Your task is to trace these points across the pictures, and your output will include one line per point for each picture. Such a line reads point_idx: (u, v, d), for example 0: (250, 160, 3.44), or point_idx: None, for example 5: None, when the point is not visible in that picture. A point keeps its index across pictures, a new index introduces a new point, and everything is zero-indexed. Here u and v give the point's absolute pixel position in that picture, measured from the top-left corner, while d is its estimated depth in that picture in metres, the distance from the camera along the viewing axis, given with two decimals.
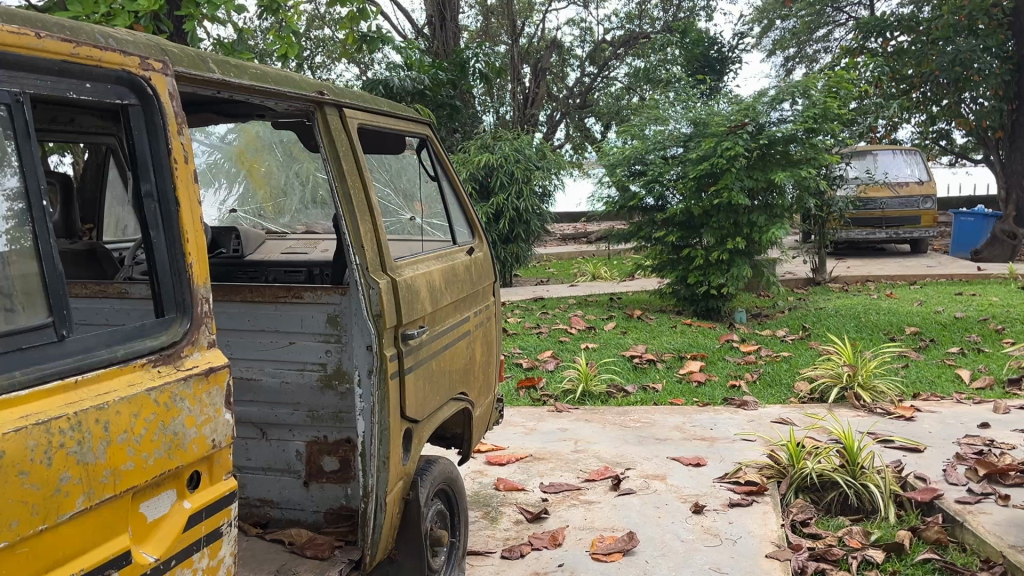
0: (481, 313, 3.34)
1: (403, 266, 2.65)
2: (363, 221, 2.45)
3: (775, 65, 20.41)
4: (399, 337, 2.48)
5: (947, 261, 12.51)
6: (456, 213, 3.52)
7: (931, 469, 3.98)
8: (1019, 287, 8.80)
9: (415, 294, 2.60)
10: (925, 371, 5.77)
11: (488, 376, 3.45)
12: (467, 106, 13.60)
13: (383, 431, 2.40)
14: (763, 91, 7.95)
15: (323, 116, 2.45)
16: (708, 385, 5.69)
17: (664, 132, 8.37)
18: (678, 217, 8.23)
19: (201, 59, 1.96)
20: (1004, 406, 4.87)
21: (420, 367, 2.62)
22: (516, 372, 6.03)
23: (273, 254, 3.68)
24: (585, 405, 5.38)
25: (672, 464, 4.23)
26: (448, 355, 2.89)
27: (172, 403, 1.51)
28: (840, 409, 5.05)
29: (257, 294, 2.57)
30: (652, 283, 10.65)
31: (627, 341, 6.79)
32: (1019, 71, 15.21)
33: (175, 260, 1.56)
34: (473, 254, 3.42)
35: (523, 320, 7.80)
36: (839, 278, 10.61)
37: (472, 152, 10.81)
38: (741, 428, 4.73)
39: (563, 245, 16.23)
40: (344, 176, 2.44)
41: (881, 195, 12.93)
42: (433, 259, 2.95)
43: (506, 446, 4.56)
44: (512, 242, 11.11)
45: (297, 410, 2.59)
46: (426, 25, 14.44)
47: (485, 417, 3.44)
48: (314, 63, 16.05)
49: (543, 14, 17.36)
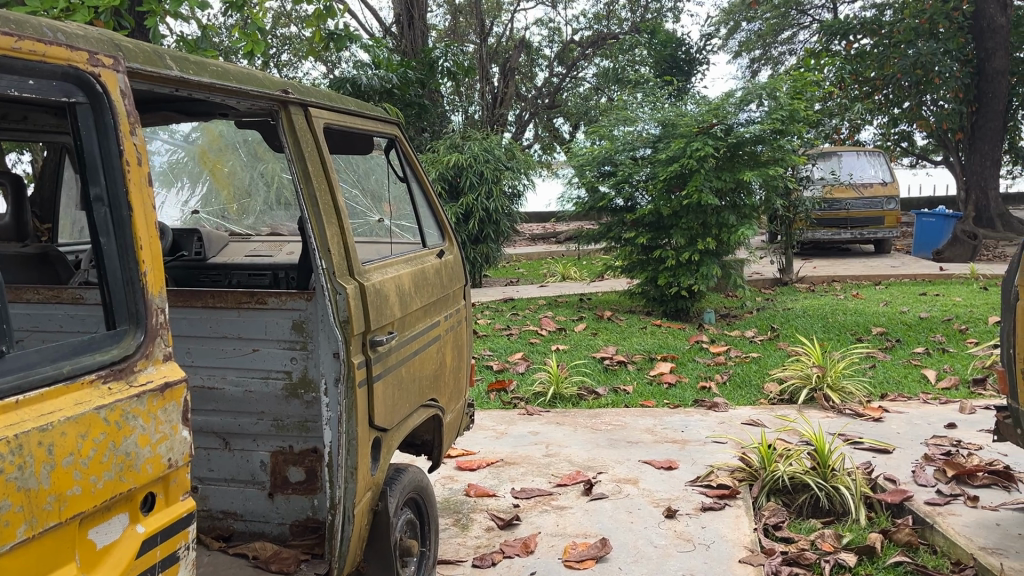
0: (452, 316, 3.28)
1: (372, 270, 2.58)
2: (330, 224, 2.38)
3: (742, 66, 20.58)
4: (368, 344, 2.41)
5: (911, 261, 12.68)
6: (426, 215, 3.45)
7: (900, 470, 4.00)
8: (981, 287, 8.94)
9: (383, 299, 2.53)
10: (892, 371, 5.82)
11: (459, 381, 3.38)
12: (435, 105, 13.53)
13: (350, 442, 2.33)
14: (730, 92, 7.97)
15: (287, 115, 2.37)
16: (679, 387, 5.68)
17: (634, 132, 8.35)
18: (648, 218, 8.23)
19: (157, 55, 1.87)
20: (969, 406, 4.92)
21: (389, 374, 2.55)
22: (486, 374, 5.97)
23: (237, 257, 3.58)
24: (556, 408, 5.34)
25: (644, 467, 4.20)
26: (418, 360, 2.82)
27: (124, 421, 1.43)
28: (810, 410, 5.06)
29: (218, 299, 2.48)
30: (621, 283, 10.65)
31: (598, 342, 6.76)
32: (978, 74, 15.51)
33: (128, 270, 1.48)
34: (444, 257, 3.35)
35: (493, 321, 7.75)
36: (805, 278, 10.70)
37: (441, 152, 10.74)
38: (713, 430, 4.73)
39: (531, 245, 16.20)
40: (309, 177, 2.36)
41: (846, 195, 13.09)
42: (402, 263, 2.88)
43: (476, 451, 4.50)
44: (481, 242, 11.06)
45: (262, 420, 2.51)
46: (393, 24, 14.33)
47: (456, 423, 3.38)
48: (280, 62, 15.86)
49: (511, 14, 17.35)
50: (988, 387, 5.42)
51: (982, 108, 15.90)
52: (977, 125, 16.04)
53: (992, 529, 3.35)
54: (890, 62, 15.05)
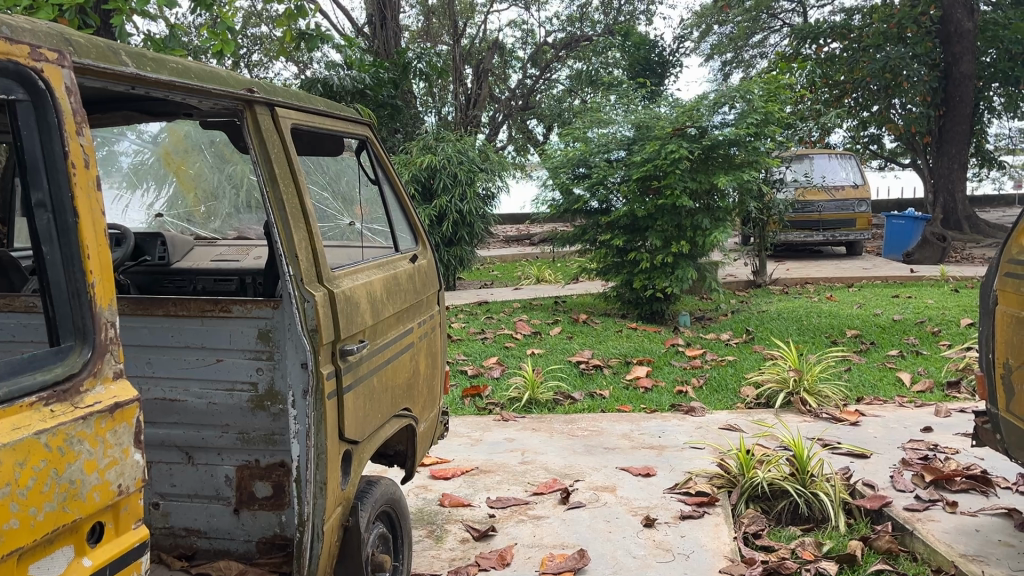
0: (425, 323, 3.19)
1: (342, 276, 2.49)
2: (297, 229, 2.28)
3: (714, 69, 20.68)
4: (338, 353, 2.32)
5: (881, 263, 12.79)
6: (399, 219, 3.36)
7: (878, 475, 3.97)
8: (952, 289, 9.01)
9: (354, 306, 2.44)
10: (868, 374, 5.81)
11: (433, 389, 3.29)
12: (409, 106, 13.43)
13: (319, 455, 2.24)
14: (703, 94, 7.95)
15: (252, 115, 2.27)
16: (655, 392, 5.63)
17: (609, 134, 8.30)
18: (623, 221, 8.19)
19: (111, 50, 1.77)
20: (945, 409, 4.92)
21: (360, 384, 2.46)
22: (461, 379, 5.87)
23: (203, 261, 3.45)
24: (531, 414, 5.26)
25: (622, 474, 4.14)
26: (390, 369, 2.73)
27: (67, 447, 1.33)
28: (787, 415, 5.04)
29: (181, 307, 2.37)
30: (596, 286, 10.60)
31: (573, 346, 6.70)
32: (945, 78, 15.72)
33: (72, 281, 1.38)
34: (418, 261, 3.26)
35: (467, 325, 7.67)
36: (779, 280, 10.73)
37: (415, 153, 10.63)
38: (690, 436, 4.67)
39: (505, 247, 16.12)
40: (276, 180, 2.26)
41: (818, 198, 13.16)
42: (374, 268, 2.79)
43: (451, 459, 4.41)
44: (455, 245, 10.96)
45: (227, 433, 2.40)
46: (366, 25, 14.20)
47: (430, 433, 3.28)
48: (251, 62, 15.67)
49: (484, 15, 17.29)
50: (962, 389, 5.43)
51: (949, 112, 16.10)
52: (944, 129, 16.25)
53: (972, 535, 3.33)
54: (860, 66, 15.20)
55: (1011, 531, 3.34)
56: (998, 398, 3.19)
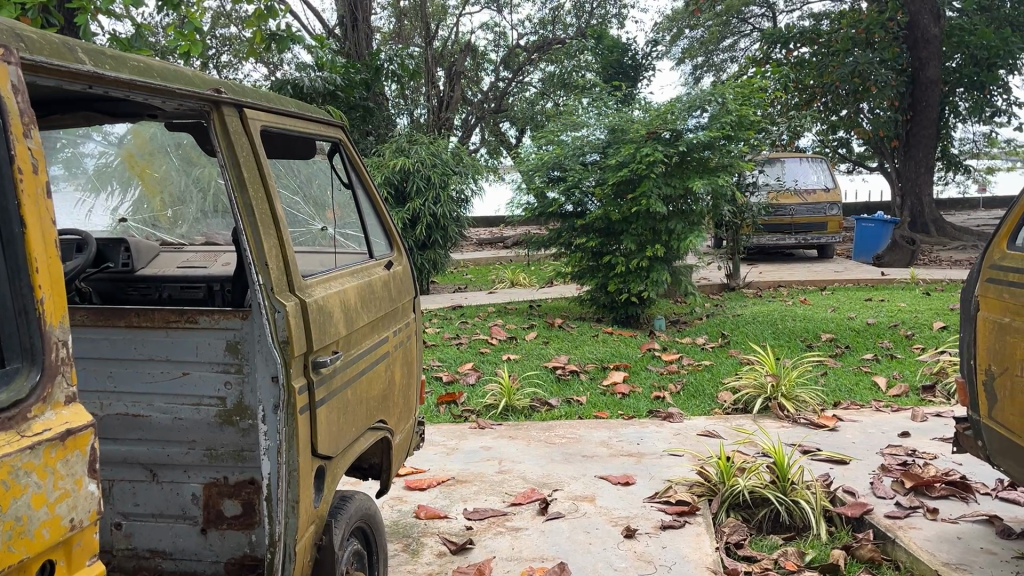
0: (401, 331, 3.09)
1: (314, 285, 2.39)
2: (267, 236, 2.18)
3: (685, 73, 20.78)
4: (310, 365, 2.22)
5: (853, 266, 12.90)
6: (373, 223, 3.27)
7: (858, 481, 3.95)
8: (923, 292, 9.08)
9: (327, 317, 2.34)
10: (844, 378, 5.80)
11: (409, 400, 3.20)
12: (381, 108, 13.31)
13: (292, 473, 2.14)
14: (676, 98, 7.92)
15: (220, 116, 2.15)
16: (632, 397, 5.57)
17: (584, 137, 8.25)
18: (598, 224, 8.14)
19: (67, 47, 1.67)
20: (921, 413, 4.92)
21: (333, 398, 2.36)
22: (435, 386, 5.77)
23: (169, 268, 3.32)
24: (507, 421, 5.18)
25: (601, 483, 4.07)
26: (365, 381, 2.63)
27: (13, 480, 1.23)
28: (765, 420, 5.01)
29: (144, 318, 2.26)
30: (571, 290, 10.56)
31: (549, 351, 6.63)
32: (913, 83, 15.93)
33: (19, 297, 1.27)
34: (393, 267, 3.17)
35: (441, 330, 7.56)
36: (752, 284, 10.76)
37: (388, 156, 10.53)
38: (669, 443, 4.62)
39: (479, 251, 16.03)
40: (245, 184, 2.16)
41: (791, 202, 13.24)
42: (348, 276, 2.69)
43: (426, 469, 4.31)
44: (428, 248, 10.85)
45: (194, 449, 2.29)
46: (337, 26, 14.07)
47: (406, 444, 3.19)
48: (220, 63, 15.46)
49: (456, 17, 17.22)
50: (937, 393, 5.44)
51: (916, 116, 16.31)
52: (912, 133, 16.46)
53: (954, 543, 3.30)
54: (830, 70, 15.35)
55: (992, 539, 3.33)
56: (980, 405, 3.17)
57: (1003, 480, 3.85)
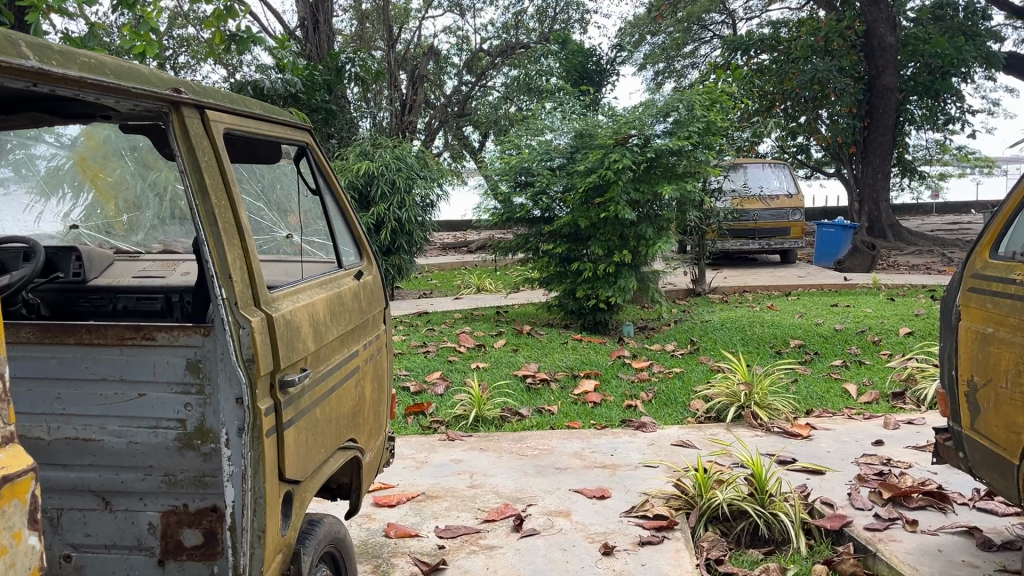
0: (371, 344, 2.96)
1: (281, 297, 2.25)
2: (231, 246, 2.02)
3: (647, 79, 20.87)
4: (277, 385, 2.08)
5: (816, 271, 13.01)
6: (342, 231, 3.13)
7: (835, 492, 3.90)
8: (887, 298, 9.15)
9: (295, 332, 2.20)
10: (815, 386, 5.78)
11: (380, 415, 3.06)
12: (343, 110, 13.13)
13: (258, 500, 2.00)
14: (642, 103, 7.88)
15: (180, 117, 1.98)
16: (604, 406, 5.48)
17: (550, 141, 8.15)
18: (566, 229, 8.05)
19: (9, 41, 1.52)
20: (893, 421, 4.92)
21: (301, 418, 2.22)
22: (403, 397, 5.62)
23: (124, 278, 3.14)
24: (478, 432, 5.06)
25: (575, 497, 3.96)
26: (335, 399, 2.49)
27: None
28: (738, 429, 4.95)
29: (96, 335, 2.08)
30: (538, 295, 10.45)
31: (519, 359, 6.52)
32: (870, 91, 16.17)
33: None
34: (363, 277, 3.03)
35: (408, 338, 7.42)
36: (718, 289, 10.77)
37: (351, 159, 10.36)
38: (644, 453, 4.54)
39: (443, 255, 15.89)
40: (207, 191, 2.00)
41: (754, 207, 13.32)
42: (316, 288, 2.55)
43: (396, 484, 4.17)
44: (393, 253, 10.68)
45: (150, 475, 2.12)
46: (298, 28, 13.84)
47: (377, 461, 3.05)
48: (178, 64, 15.14)
49: (419, 21, 17.09)
50: (907, 400, 5.44)
51: (873, 123, 16.56)
52: (870, 139, 16.68)
53: (935, 556, 3.26)
54: (790, 77, 15.50)
55: (973, 551, 3.29)
56: (961, 416, 3.14)
57: (979, 490, 3.83)
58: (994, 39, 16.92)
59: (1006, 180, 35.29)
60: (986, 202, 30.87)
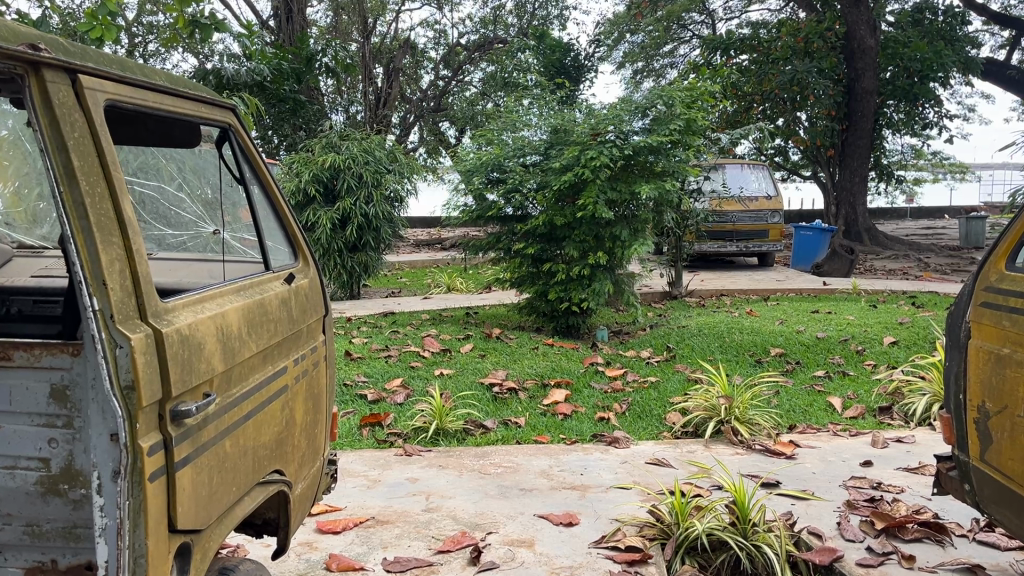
0: (305, 358, 2.56)
1: (179, 307, 1.85)
2: (106, 243, 1.63)
3: (625, 78, 20.58)
4: (168, 416, 1.69)
5: (793, 275, 12.76)
6: (271, 228, 2.73)
7: (824, 521, 3.57)
8: (869, 304, 8.89)
9: (195, 350, 1.80)
10: (797, 399, 5.44)
11: (315, 438, 2.68)
12: (313, 102, 12.76)
13: (138, 560, 1.62)
14: (620, 100, 7.52)
15: (40, 82, 1.58)
16: (574, 419, 5.12)
17: (525, 138, 7.75)
18: (540, 229, 7.66)
19: None
20: (882, 439, 4.61)
21: (202, 455, 1.83)
22: (359, 406, 5.23)
23: (22, 277, 2.77)
24: (438, 447, 4.67)
25: (540, 524, 3.60)
26: (251, 427, 2.10)
27: None
28: (717, 446, 4.62)
29: None
30: (509, 296, 10.10)
31: (486, 365, 6.14)
32: (849, 93, 15.99)
33: None
34: (296, 280, 2.63)
35: (370, 340, 7.02)
36: (694, 292, 10.47)
37: (317, 152, 9.95)
38: (616, 474, 4.18)
39: (414, 252, 15.48)
40: (76, 174, 1.60)
41: (733, 209, 13.05)
42: (231, 293, 2.15)
43: (344, 507, 3.78)
44: (359, 250, 10.25)
45: (9, 525, 1.72)
46: (271, 18, 13.39)
47: (309, 492, 2.66)
48: (146, 52, 14.68)
49: (395, 14, 16.72)
50: (895, 416, 5.15)
51: (851, 126, 16.38)
52: (847, 142, 16.48)
53: None
54: (769, 78, 15.31)
55: None
56: (968, 445, 2.81)
57: (979, 520, 3.53)
58: (972, 44, 16.85)
59: (978, 184, 35.61)
60: (959, 208, 31.02)
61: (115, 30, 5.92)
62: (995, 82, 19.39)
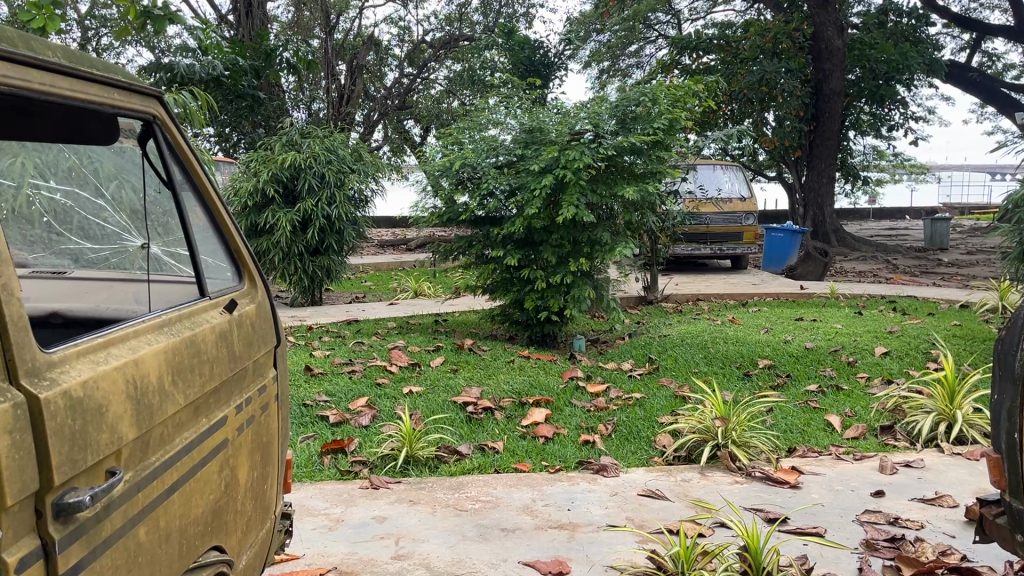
0: (249, 402, 2.09)
1: (74, 356, 1.37)
2: None
3: (592, 77, 20.24)
4: (49, 512, 1.23)
5: (768, 278, 12.50)
6: (206, 237, 2.29)
7: (844, 566, 3.19)
8: (853, 311, 8.61)
9: (92, 417, 1.34)
10: (794, 418, 5.09)
11: (264, 495, 2.23)
12: (271, 98, 12.23)
13: None
14: (602, 96, 7.18)
15: None
16: (557, 442, 4.71)
17: (495, 137, 7.25)
18: (517, 234, 7.23)
19: None
20: (891, 465, 4.26)
21: (105, 556, 1.36)
22: (321, 431, 4.76)
23: None
24: (408, 478, 4.22)
25: (526, 573, 3.17)
26: (176, 501, 1.63)
27: None
28: (715, 475, 4.24)
29: None
30: (480, 301, 9.67)
31: (458, 382, 5.70)
32: (817, 95, 15.73)
33: None
34: (240, 308, 2.18)
35: (332, 353, 6.53)
36: (670, 297, 10.16)
37: (277, 150, 9.42)
38: (607, 510, 3.77)
39: (380, 254, 15.03)
40: None
41: (707, 210, 12.77)
42: (153, 330, 1.68)
43: (302, 555, 3.31)
44: (321, 254, 9.74)
45: None
46: (229, 12, 12.83)
47: (256, 562, 2.18)
48: None
49: (358, 10, 16.24)
50: (899, 436, 4.81)
51: (819, 127, 16.05)
52: (815, 143, 16.22)
53: None
54: (737, 78, 15.15)
55: None
56: None
57: (1013, 564, 3.17)
58: (937, 47, 16.81)
59: (939, 187, 36.09)
60: (920, 208, 31.27)
61: (60, 20, 5.19)
62: (956, 84, 19.40)
